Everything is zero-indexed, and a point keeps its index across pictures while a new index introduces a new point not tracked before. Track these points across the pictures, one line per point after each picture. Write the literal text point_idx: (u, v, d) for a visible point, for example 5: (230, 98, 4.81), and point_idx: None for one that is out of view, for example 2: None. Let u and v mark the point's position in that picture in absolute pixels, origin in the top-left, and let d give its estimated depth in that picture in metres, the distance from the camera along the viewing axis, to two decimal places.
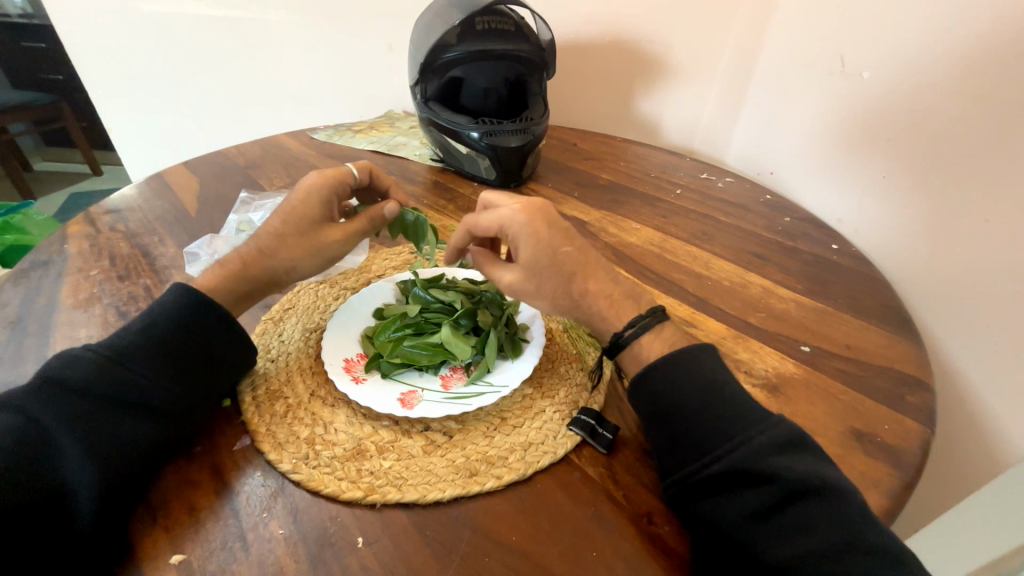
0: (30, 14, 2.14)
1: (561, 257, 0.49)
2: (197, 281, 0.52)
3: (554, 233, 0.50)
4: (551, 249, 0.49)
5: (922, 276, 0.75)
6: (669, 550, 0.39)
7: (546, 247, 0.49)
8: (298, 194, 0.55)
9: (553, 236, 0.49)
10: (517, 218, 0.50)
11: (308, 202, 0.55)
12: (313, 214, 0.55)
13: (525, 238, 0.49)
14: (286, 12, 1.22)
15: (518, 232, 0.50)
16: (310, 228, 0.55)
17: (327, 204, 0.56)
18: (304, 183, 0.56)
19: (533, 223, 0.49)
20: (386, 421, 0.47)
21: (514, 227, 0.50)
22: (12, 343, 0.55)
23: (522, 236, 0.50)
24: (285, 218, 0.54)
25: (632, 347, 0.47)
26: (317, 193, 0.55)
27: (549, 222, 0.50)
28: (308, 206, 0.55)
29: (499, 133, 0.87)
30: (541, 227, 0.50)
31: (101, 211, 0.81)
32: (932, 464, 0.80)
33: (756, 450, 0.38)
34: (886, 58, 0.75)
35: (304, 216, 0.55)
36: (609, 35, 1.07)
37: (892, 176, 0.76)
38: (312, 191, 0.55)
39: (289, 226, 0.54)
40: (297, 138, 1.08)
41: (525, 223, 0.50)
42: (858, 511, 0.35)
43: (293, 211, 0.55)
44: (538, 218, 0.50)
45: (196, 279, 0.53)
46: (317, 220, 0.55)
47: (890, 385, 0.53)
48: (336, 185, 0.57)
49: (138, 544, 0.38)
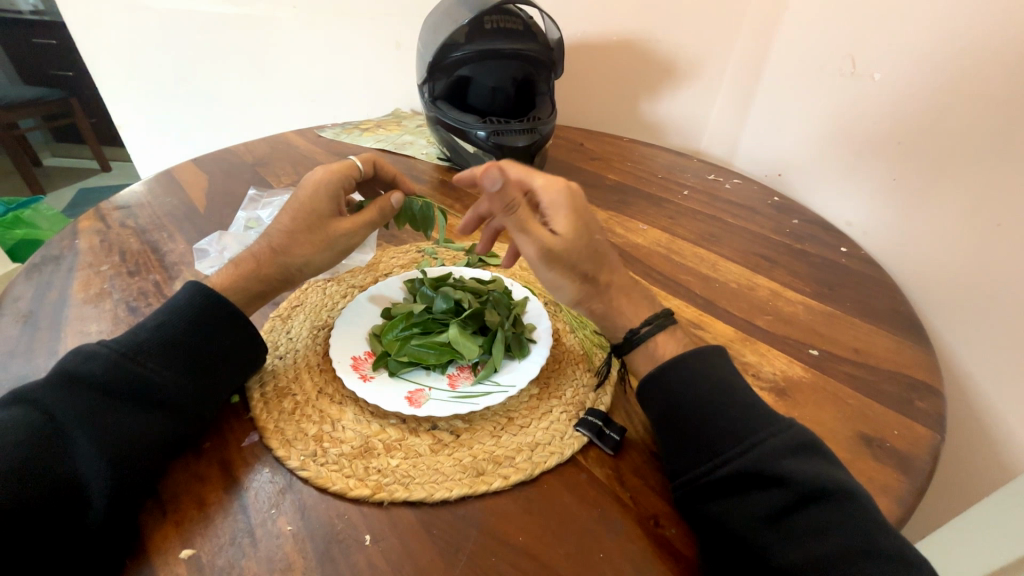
0: (41, 11, 2.21)
1: (595, 243, 0.47)
2: (211, 280, 0.52)
3: (591, 216, 0.47)
4: (590, 231, 0.47)
5: (933, 278, 0.74)
6: (677, 553, 0.39)
7: (586, 226, 0.46)
8: (305, 190, 0.55)
9: (591, 219, 0.47)
10: (559, 189, 0.47)
11: (315, 198, 0.55)
12: (322, 209, 0.55)
13: (568, 209, 0.46)
14: (295, 10, 1.22)
15: (561, 200, 0.46)
16: (320, 224, 0.55)
17: (335, 199, 0.56)
18: (311, 178, 0.55)
19: (576, 200, 0.47)
20: (394, 419, 0.47)
21: (557, 195, 0.46)
22: (25, 336, 0.55)
23: (566, 208, 0.46)
24: (294, 215, 0.54)
25: (644, 346, 0.47)
26: (325, 187, 0.55)
27: (587, 204, 0.48)
28: (315, 202, 0.54)
29: (506, 132, 0.88)
30: (583, 207, 0.47)
31: (111, 207, 0.81)
32: (941, 468, 0.79)
33: (767, 453, 0.38)
34: (899, 59, 0.74)
35: (313, 213, 0.54)
36: (619, 34, 1.07)
37: (902, 178, 0.76)
38: (319, 186, 0.55)
39: (298, 222, 0.54)
40: (304, 137, 1.09)
41: (569, 196, 0.46)
42: (870, 516, 0.35)
43: (303, 207, 0.54)
44: (579, 198, 0.47)
45: (210, 277, 0.53)
46: (327, 214, 0.55)
47: (899, 390, 0.53)
48: (342, 177, 0.56)
49: (149, 539, 0.38)
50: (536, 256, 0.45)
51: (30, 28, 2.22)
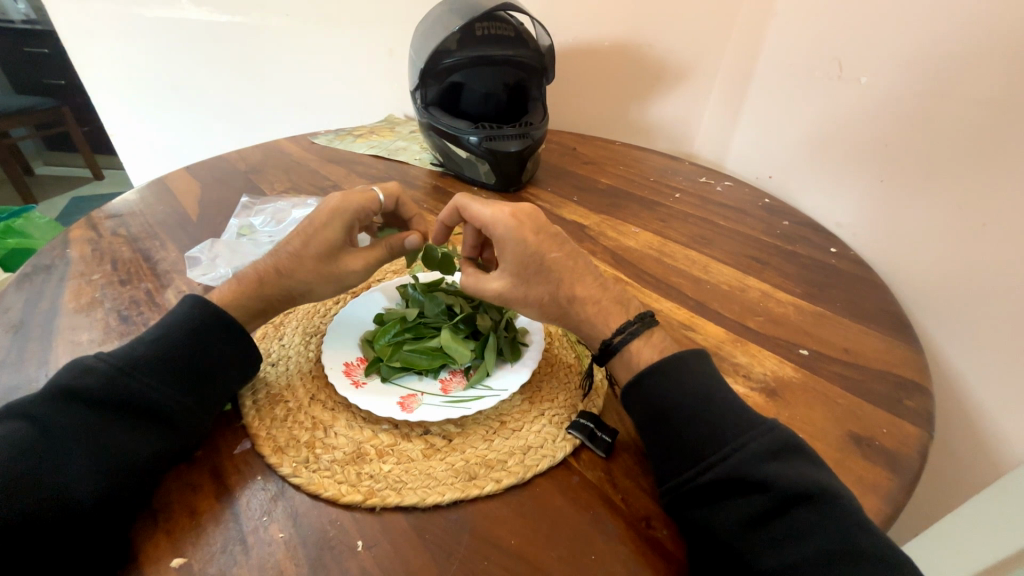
0: (33, 20, 2.19)
1: (548, 264, 0.49)
2: (214, 294, 0.53)
3: (542, 239, 0.50)
4: (538, 254, 0.49)
5: (921, 277, 0.74)
6: (669, 555, 0.39)
7: (533, 253, 0.49)
8: (321, 215, 0.54)
9: (541, 242, 0.49)
10: (504, 221, 0.50)
11: (330, 225, 0.54)
12: (335, 237, 0.54)
13: (510, 240, 0.49)
14: (289, 18, 1.23)
15: (504, 234, 0.50)
16: (329, 253, 0.54)
17: (349, 228, 0.55)
18: (329, 204, 0.54)
19: (520, 228, 0.49)
20: (386, 425, 0.47)
21: (500, 229, 0.50)
22: (15, 348, 0.55)
23: (508, 240, 0.49)
24: (305, 239, 0.54)
25: (621, 354, 0.47)
26: (341, 216, 0.54)
27: (538, 228, 0.50)
28: (329, 228, 0.54)
29: (498, 137, 0.88)
30: (528, 232, 0.50)
31: (103, 216, 0.81)
32: (933, 467, 0.79)
33: (751, 455, 0.38)
34: (883, 64, 0.76)
35: (325, 239, 0.54)
36: (609, 39, 1.08)
37: (889, 179, 0.77)
38: (337, 213, 0.54)
39: (309, 246, 0.53)
40: (297, 144, 1.09)
41: (513, 227, 0.49)
42: (856, 516, 0.36)
43: (315, 233, 0.54)
44: (526, 224, 0.50)
45: (214, 291, 0.53)
46: (338, 244, 0.55)
47: (888, 389, 0.54)
48: (360, 210, 0.56)
49: (141, 548, 0.38)
50: (498, 298, 0.51)
51: (23, 36, 2.21)
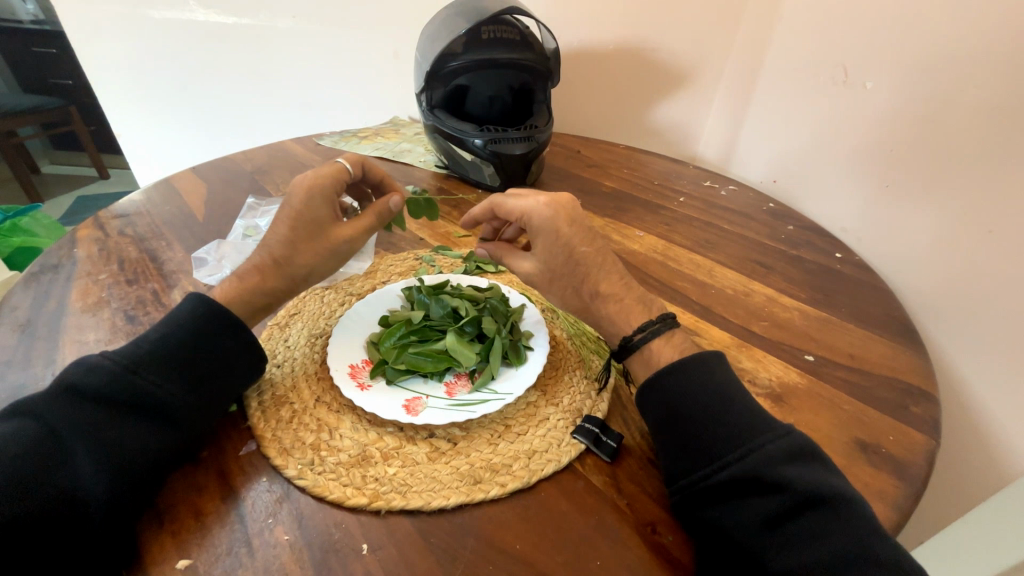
0: (41, 20, 2.15)
1: (577, 257, 0.49)
2: (215, 292, 0.53)
3: (575, 232, 0.50)
4: (569, 246, 0.49)
5: (926, 282, 0.74)
6: (674, 560, 0.39)
7: (563, 245, 0.49)
8: (299, 194, 0.53)
9: (573, 234, 0.49)
10: (541, 212, 0.50)
11: (312, 203, 0.53)
12: (321, 213, 0.54)
13: (543, 231, 0.50)
14: (296, 20, 1.24)
15: (539, 224, 0.50)
16: (319, 230, 0.54)
17: (330, 202, 0.55)
18: (302, 183, 0.54)
19: (553, 220, 0.50)
20: (391, 427, 0.47)
21: (535, 220, 0.50)
22: (21, 347, 0.55)
23: (541, 231, 0.50)
24: (291, 224, 0.53)
25: (641, 352, 0.47)
26: (318, 191, 0.54)
27: (572, 220, 0.50)
28: (312, 208, 0.53)
29: (503, 140, 0.88)
30: (563, 223, 0.50)
31: (109, 216, 0.82)
32: (938, 474, 0.79)
33: (764, 459, 0.38)
34: (889, 69, 0.76)
35: (312, 218, 0.54)
36: (615, 42, 1.07)
37: (896, 184, 0.76)
38: (312, 189, 0.53)
39: (298, 232, 0.53)
40: (303, 144, 1.09)
41: (548, 218, 0.50)
42: (867, 523, 0.35)
43: (300, 215, 0.53)
44: (562, 216, 0.50)
45: (215, 289, 0.53)
46: (325, 221, 0.54)
47: (894, 396, 0.53)
48: (334, 181, 0.55)
49: (146, 548, 0.38)
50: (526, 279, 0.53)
51: (29, 36, 2.21)
